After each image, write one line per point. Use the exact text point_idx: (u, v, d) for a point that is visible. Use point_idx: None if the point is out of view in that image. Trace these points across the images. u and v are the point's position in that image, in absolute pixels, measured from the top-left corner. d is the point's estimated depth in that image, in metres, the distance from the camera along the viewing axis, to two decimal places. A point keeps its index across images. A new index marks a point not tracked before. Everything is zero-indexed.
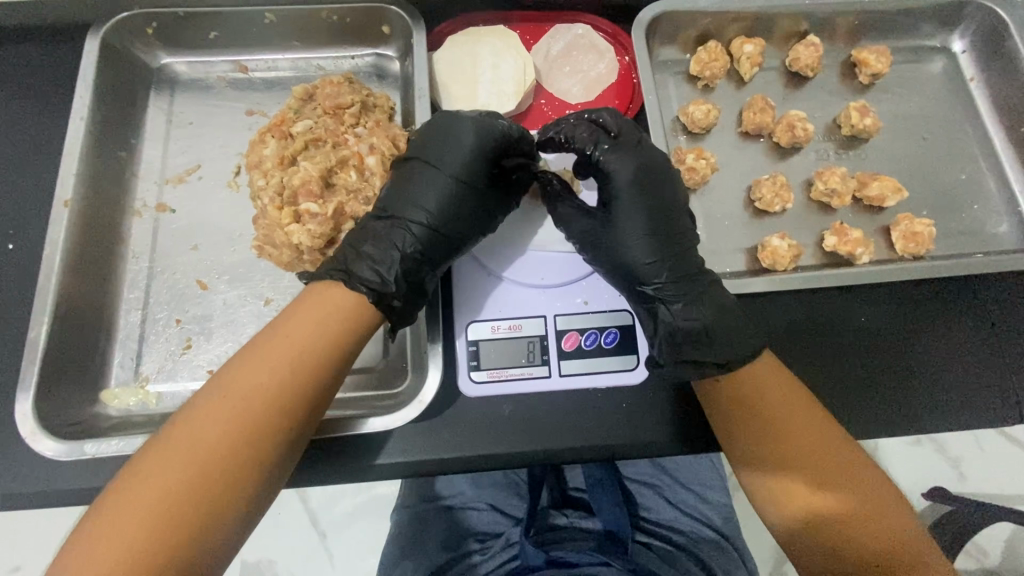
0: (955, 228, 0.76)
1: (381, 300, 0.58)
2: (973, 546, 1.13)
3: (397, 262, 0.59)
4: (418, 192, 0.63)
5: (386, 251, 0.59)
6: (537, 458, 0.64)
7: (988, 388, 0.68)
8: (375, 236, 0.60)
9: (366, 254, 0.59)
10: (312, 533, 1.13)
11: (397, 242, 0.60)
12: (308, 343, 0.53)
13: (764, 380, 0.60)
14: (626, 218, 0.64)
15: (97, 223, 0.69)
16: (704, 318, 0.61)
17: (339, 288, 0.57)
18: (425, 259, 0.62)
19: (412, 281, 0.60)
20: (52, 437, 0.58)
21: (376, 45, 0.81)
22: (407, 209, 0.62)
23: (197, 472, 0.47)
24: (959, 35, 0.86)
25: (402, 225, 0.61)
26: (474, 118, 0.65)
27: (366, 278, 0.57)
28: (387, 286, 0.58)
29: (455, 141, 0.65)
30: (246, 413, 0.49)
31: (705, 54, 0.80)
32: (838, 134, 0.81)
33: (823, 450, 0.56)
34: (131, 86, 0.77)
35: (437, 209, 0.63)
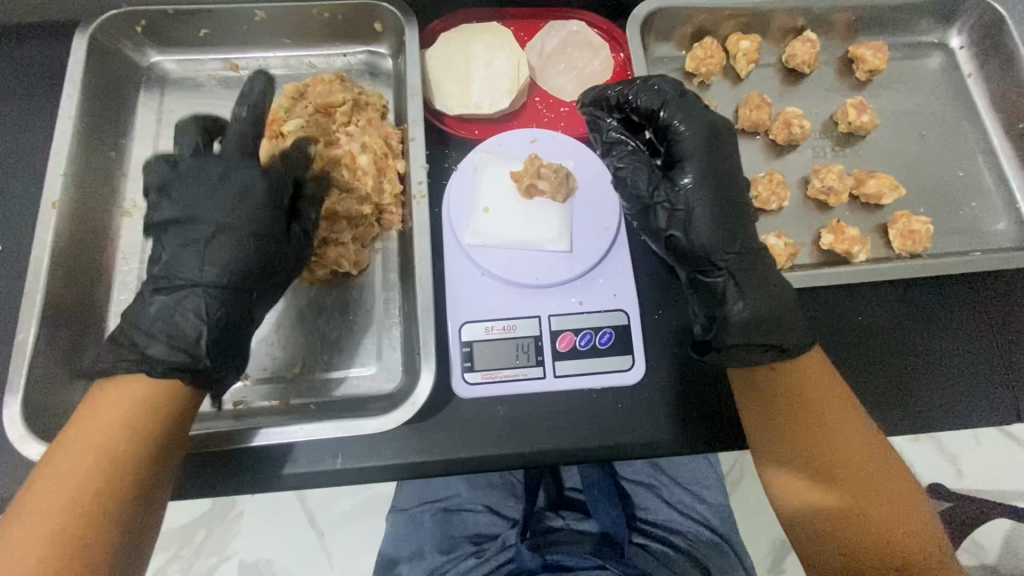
0: (953, 225, 0.76)
1: (195, 375, 0.55)
2: (972, 542, 1.13)
3: (203, 333, 0.55)
4: (195, 256, 0.58)
5: (185, 323, 0.55)
6: (533, 458, 0.63)
7: (989, 386, 0.68)
8: (161, 313, 0.55)
9: (162, 332, 0.54)
10: (309, 532, 1.12)
11: (197, 312, 0.55)
12: (140, 405, 0.52)
13: (806, 375, 0.60)
14: (700, 176, 0.62)
15: (85, 224, 0.68)
16: (749, 303, 0.60)
17: (135, 378, 0.53)
18: (235, 319, 0.58)
19: (226, 343, 0.57)
20: (40, 440, 0.57)
21: (369, 42, 0.80)
22: (192, 273, 0.57)
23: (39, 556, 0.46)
24: (957, 30, 0.85)
25: (191, 291, 0.56)
26: (247, 162, 0.62)
27: (170, 359, 0.53)
28: (192, 357, 0.54)
29: (238, 189, 0.60)
30: (77, 485, 0.49)
31: (701, 50, 0.79)
32: (836, 131, 0.80)
33: (848, 443, 0.57)
34: (120, 84, 0.76)
35: (235, 266, 0.58)
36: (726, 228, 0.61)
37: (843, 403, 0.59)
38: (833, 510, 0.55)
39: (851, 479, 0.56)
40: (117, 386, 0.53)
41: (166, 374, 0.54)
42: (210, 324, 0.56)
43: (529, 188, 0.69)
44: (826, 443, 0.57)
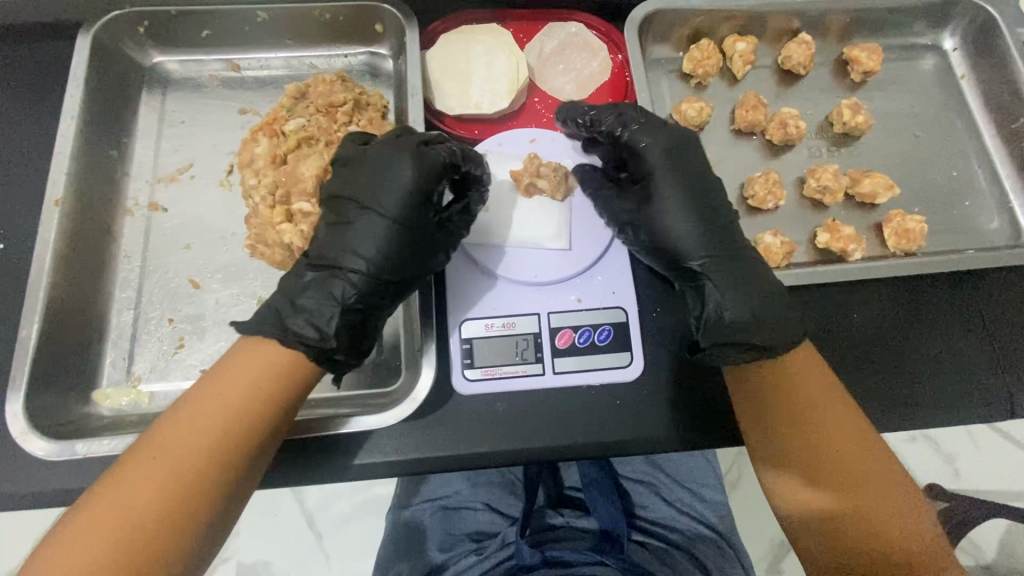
0: (947, 223, 0.77)
1: (321, 355, 0.55)
2: (968, 542, 1.14)
3: (338, 315, 0.55)
4: (355, 238, 0.58)
5: (324, 303, 0.55)
6: (532, 454, 0.64)
7: (982, 380, 0.69)
8: (311, 287, 0.57)
9: (302, 306, 0.55)
10: (309, 533, 1.12)
11: (337, 295, 0.56)
12: (269, 382, 0.53)
13: (798, 372, 0.60)
14: (665, 191, 0.64)
15: (86, 223, 0.69)
16: (731, 302, 0.60)
17: (272, 347, 0.54)
18: (370, 310, 0.58)
19: (357, 333, 0.57)
20: (43, 436, 0.58)
21: (369, 43, 0.81)
22: (343, 255, 0.57)
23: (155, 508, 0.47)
24: (950, 32, 0.86)
25: (340, 274, 0.57)
26: (411, 153, 0.59)
27: (302, 334, 0.54)
28: (330, 342, 0.55)
29: (394, 180, 0.59)
30: (203, 444, 0.50)
31: (698, 52, 0.80)
32: (831, 131, 0.81)
33: (854, 453, 0.57)
34: (123, 86, 0.76)
35: (377, 255, 0.57)
36: (711, 236, 0.62)
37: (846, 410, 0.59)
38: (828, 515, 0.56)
39: (852, 488, 0.56)
40: (257, 355, 0.54)
41: (298, 346, 0.54)
42: (344, 316, 0.56)
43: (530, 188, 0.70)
44: (829, 450, 0.57)
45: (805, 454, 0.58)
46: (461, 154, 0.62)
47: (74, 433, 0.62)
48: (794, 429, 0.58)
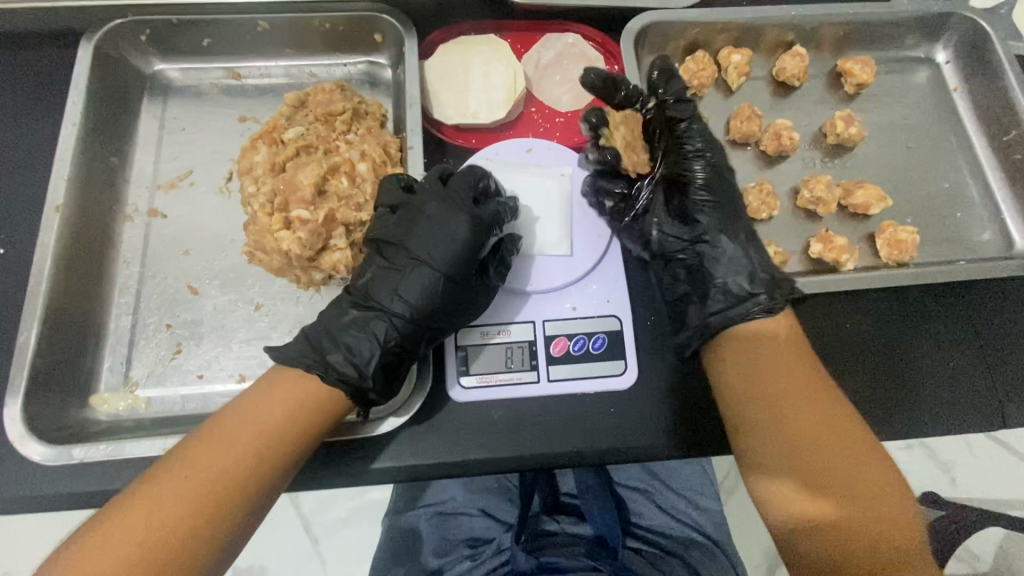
0: (939, 234, 0.78)
1: (359, 393, 0.58)
2: (964, 550, 1.14)
3: (377, 355, 0.58)
4: (401, 283, 0.61)
5: (365, 343, 0.59)
6: (527, 461, 0.64)
7: (974, 390, 0.70)
8: (354, 326, 0.59)
9: (344, 343, 0.58)
10: (304, 538, 1.12)
11: (378, 336, 0.59)
12: (297, 412, 0.56)
13: (760, 363, 0.61)
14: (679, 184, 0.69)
15: (87, 229, 0.69)
16: (739, 237, 0.66)
17: (321, 385, 0.57)
18: (405, 354, 0.61)
19: (391, 373, 0.60)
20: (40, 440, 0.58)
21: (369, 52, 0.82)
22: (388, 299, 0.60)
23: (178, 522, 0.49)
24: (942, 45, 0.87)
25: (384, 316, 0.60)
26: (467, 208, 0.63)
27: (343, 371, 0.57)
28: (368, 381, 0.58)
29: (447, 233, 0.62)
30: (230, 466, 0.52)
31: (693, 64, 0.81)
32: (825, 142, 0.82)
33: (828, 423, 0.58)
34: (125, 94, 0.77)
35: (420, 305, 0.60)
36: (713, 192, 0.68)
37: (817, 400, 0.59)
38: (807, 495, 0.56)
39: (829, 464, 0.56)
40: (288, 388, 0.56)
41: (337, 382, 0.57)
42: (384, 357, 0.59)
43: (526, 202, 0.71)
44: (803, 425, 0.58)
45: (781, 429, 0.58)
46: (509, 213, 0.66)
47: (71, 437, 0.62)
48: (766, 419, 0.59)
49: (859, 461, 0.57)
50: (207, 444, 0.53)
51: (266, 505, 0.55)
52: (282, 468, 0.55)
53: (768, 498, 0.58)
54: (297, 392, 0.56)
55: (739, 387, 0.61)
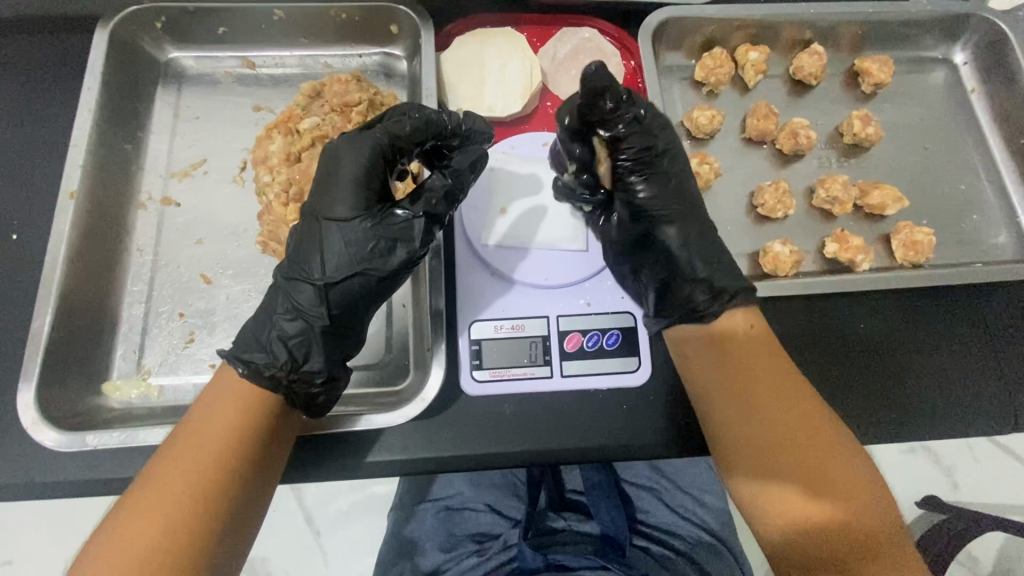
0: (954, 237, 0.77)
1: (259, 376, 0.55)
2: (965, 555, 1.14)
3: (274, 329, 0.57)
4: (303, 252, 0.59)
5: (268, 320, 0.58)
6: (538, 457, 0.64)
7: (986, 393, 0.69)
8: (264, 307, 0.59)
9: (253, 325, 0.58)
10: (307, 531, 1.12)
11: (280, 310, 0.58)
12: (250, 404, 0.54)
13: (752, 362, 0.59)
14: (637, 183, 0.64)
15: (101, 216, 0.69)
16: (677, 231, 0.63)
17: (235, 369, 0.56)
18: (312, 320, 0.57)
19: (299, 349, 0.57)
20: (54, 427, 0.58)
21: (384, 44, 0.81)
22: (293, 272, 0.58)
23: (158, 540, 0.46)
24: (960, 47, 0.87)
25: (286, 291, 0.58)
26: (352, 144, 0.59)
27: (245, 352, 0.56)
28: (267, 357, 0.56)
29: (336, 180, 0.59)
30: (197, 469, 0.50)
31: (711, 60, 0.81)
32: (840, 142, 0.81)
33: (793, 413, 0.57)
34: (139, 81, 0.77)
35: (319, 263, 0.58)
36: (666, 201, 0.64)
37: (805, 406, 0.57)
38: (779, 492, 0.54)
39: (810, 471, 0.54)
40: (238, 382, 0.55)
41: (237, 363, 0.55)
42: (283, 326, 0.57)
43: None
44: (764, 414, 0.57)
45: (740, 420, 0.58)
46: (406, 138, 0.60)
47: (83, 424, 0.62)
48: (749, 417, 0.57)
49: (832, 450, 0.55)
50: (157, 471, 0.50)
51: (254, 504, 0.53)
52: (250, 471, 0.52)
53: (745, 496, 0.57)
54: (237, 398, 0.54)
55: (724, 383, 0.59)
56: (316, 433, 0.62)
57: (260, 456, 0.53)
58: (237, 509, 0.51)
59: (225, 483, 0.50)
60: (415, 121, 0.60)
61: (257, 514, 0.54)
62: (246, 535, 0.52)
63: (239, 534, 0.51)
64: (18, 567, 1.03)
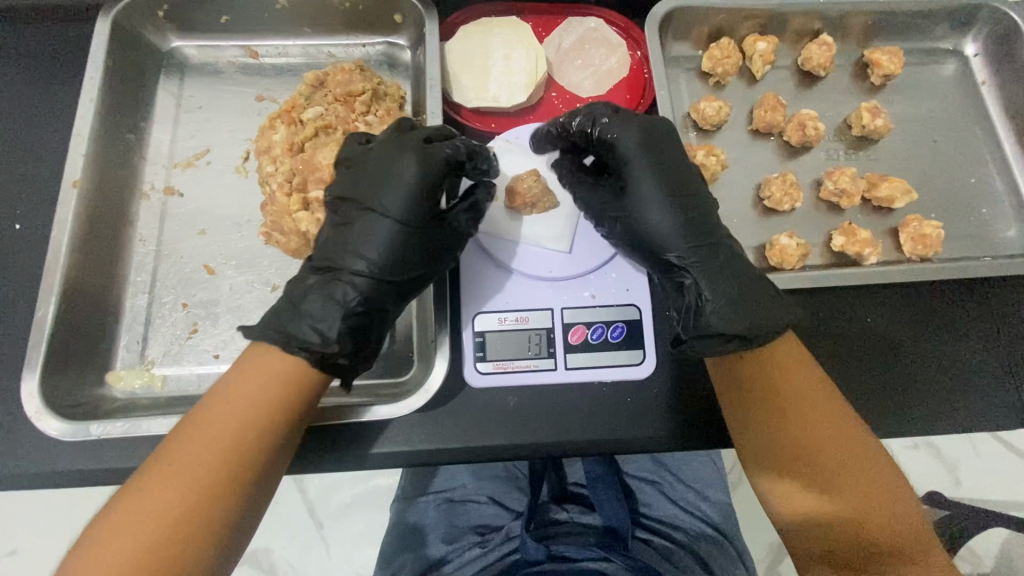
0: (963, 230, 0.77)
1: (324, 361, 0.55)
2: (966, 550, 1.14)
3: (340, 320, 0.55)
4: (361, 241, 0.58)
5: (327, 308, 0.55)
6: (541, 449, 0.64)
7: (993, 387, 0.69)
8: (317, 291, 0.56)
9: (305, 311, 0.55)
10: (310, 522, 1.13)
11: (341, 298, 0.56)
12: (289, 376, 0.54)
13: (789, 370, 0.58)
14: (642, 186, 0.62)
15: (104, 206, 0.69)
16: (682, 249, 0.60)
17: (292, 358, 0.54)
18: (373, 313, 0.57)
19: (361, 337, 0.57)
20: (57, 417, 0.58)
21: (388, 33, 0.81)
22: (349, 259, 0.57)
23: (183, 504, 0.47)
24: (971, 38, 0.85)
25: (345, 278, 0.57)
26: (418, 147, 0.59)
27: (306, 340, 0.54)
28: (334, 347, 0.54)
29: (398, 177, 0.58)
30: (226, 438, 0.50)
31: (718, 50, 0.80)
32: (849, 134, 0.81)
33: (825, 412, 0.57)
34: (142, 70, 0.76)
35: (381, 255, 0.57)
36: (684, 217, 0.61)
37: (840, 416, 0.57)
38: (806, 489, 0.55)
39: (839, 475, 0.54)
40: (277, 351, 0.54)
41: (301, 353, 0.54)
42: (349, 314, 0.56)
43: (526, 190, 0.69)
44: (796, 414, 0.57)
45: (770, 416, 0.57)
46: (466, 153, 0.61)
47: (86, 414, 0.62)
48: (782, 420, 0.57)
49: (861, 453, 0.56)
50: (187, 433, 0.50)
51: (273, 477, 0.54)
52: (276, 446, 0.53)
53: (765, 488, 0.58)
54: (272, 371, 0.53)
55: (758, 389, 0.58)
56: (323, 425, 0.63)
57: (287, 434, 0.54)
58: (259, 482, 0.52)
59: (245, 477, 0.50)
60: (470, 145, 0.61)
61: (273, 485, 0.54)
62: (262, 504, 0.53)
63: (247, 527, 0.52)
64: (24, 555, 1.04)
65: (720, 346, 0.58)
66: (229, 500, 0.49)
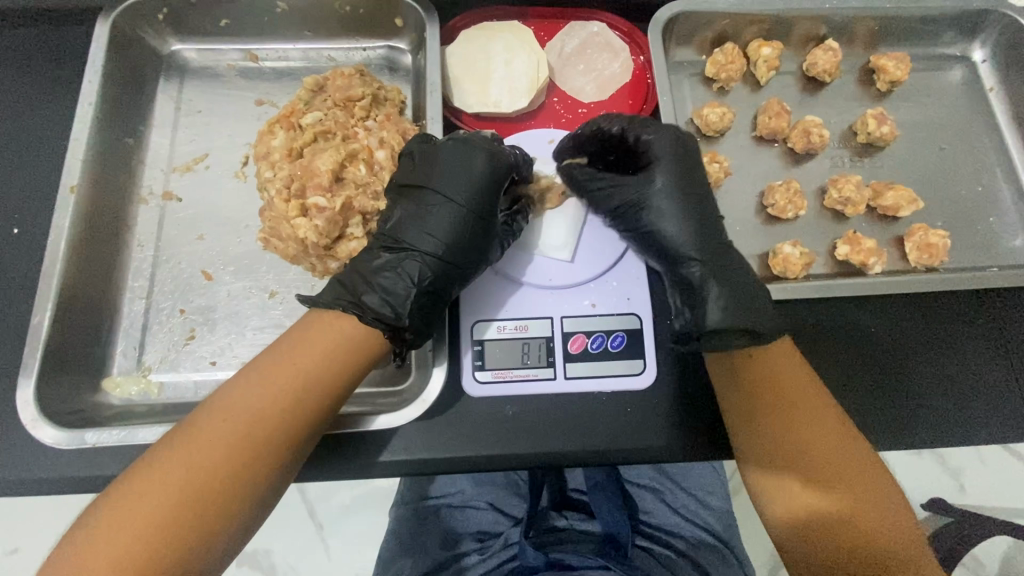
0: (969, 239, 0.75)
1: (395, 333, 0.58)
2: (970, 560, 1.13)
3: (412, 296, 0.57)
4: (430, 221, 0.60)
5: (400, 284, 0.58)
6: (540, 459, 0.63)
7: (997, 400, 0.67)
8: (388, 268, 0.59)
9: (378, 285, 0.58)
10: (308, 526, 1.13)
11: (412, 276, 0.58)
12: (334, 353, 0.55)
13: (785, 370, 0.60)
14: (667, 188, 0.63)
15: (102, 210, 0.68)
16: (700, 247, 0.62)
17: (358, 326, 0.57)
18: (440, 293, 0.60)
19: (428, 314, 0.59)
20: (53, 424, 0.58)
21: (389, 37, 0.80)
22: (418, 238, 0.59)
23: (212, 470, 0.49)
24: (980, 44, 0.84)
25: (414, 256, 0.59)
26: (486, 143, 0.62)
27: (379, 311, 0.56)
28: (402, 321, 0.57)
29: (467, 168, 0.61)
30: (263, 411, 0.51)
31: (722, 56, 0.79)
32: (854, 141, 0.80)
33: (822, 416, 0.57)
34: (141, 73, 0.76)
35: (449, 239, 0.60)
36: (704, 219, 0.63)
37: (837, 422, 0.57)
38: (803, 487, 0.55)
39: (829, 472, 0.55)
40: (327, 328, 0.56)
41: (376, 323, 0.56)
42: (419, 289, 0.58)
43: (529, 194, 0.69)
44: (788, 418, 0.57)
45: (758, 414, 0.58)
46: (521, 157, 0.66)
47: (83, 420, 0.62)
48: (784, 423, 0.57)
49: (855, 461, 0.55)
50: (226, 403, 0.51)
51: (293, 464, 0.53)
52: (306, 427, 0.53)
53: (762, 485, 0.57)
54: (315, 347, 0.55)
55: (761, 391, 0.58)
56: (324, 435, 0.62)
57: (317, 416, 0.54)
58: (284, 462, 0.52)
59: (274, 456, 0.51)
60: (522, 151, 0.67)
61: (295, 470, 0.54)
62: (284, 484, 0.53)
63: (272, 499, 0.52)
64: (23, 557, 1.04)
65: (720, 345, 0.59)
66: (263, 467, 0.50)
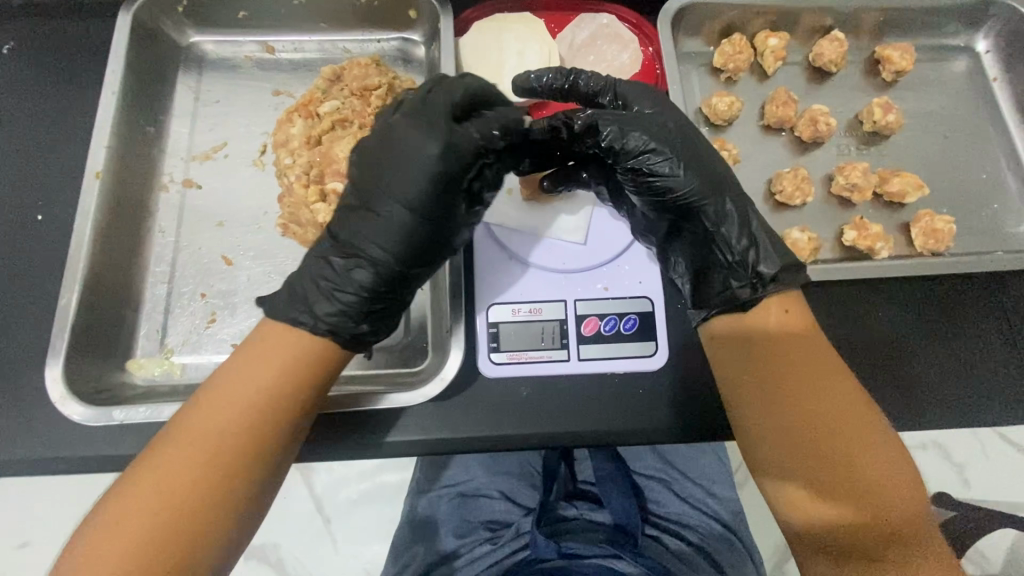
0: (974, 226, 0.77)
1: (351, 340, 0.54)
2: (975, 552, 1.14)
3: (363, 304, 0.53)
4: (378, 224, 0.53)
5: (348, 293, 0.53)
6: (554, 439, 0.64)
7: (1001, 380, 0.69)
8: (333, 275, 0.53)
9: (325, 292, 0.53)
10: (317, 518, 1.14)
11: (362, 286, 0.53)
12: (293, 366, 0.52)
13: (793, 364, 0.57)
14: (656, 163, 0.60)
15: (125, 196, 0.70)
16: (707, 205, 0.61)
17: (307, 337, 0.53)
18: (396, 295, 0.55)
19: (382, 316, 0.56)
20: (80, 401, 0.59)
21: (403, 29, 0.82)
22: (365, 244, 0.53)
23: (188, 491, 0.47)
24: (983, 35, 0.86)
25: (363, 263, 0.53)
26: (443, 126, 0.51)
27: (331, 324, 0.53)
28: (354, 329, 0.54)
29: (417, 161, 0.51)
30: (230, 427, 0.49)
31: (730, 46, 0.80)
32: (860, 130, 0.81)
33: (825, 392, 0.56)
34: (161, 64, 0.78)
35: (399, 243, 0.53)
36: (700, 172, 0.61)
37: (854, 423, 0.55)
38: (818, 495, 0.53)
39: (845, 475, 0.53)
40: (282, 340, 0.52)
41: (328, 335, 0.53)
42: (370, 298, 0.54)
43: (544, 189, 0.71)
44: (783, 394, 0.56)
45: (756, 398, 0.57)
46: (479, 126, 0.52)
47: (109, 400, 0.63)
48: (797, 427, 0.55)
49: (876, 462, 0.53)
50: (191, 424, 0.49)
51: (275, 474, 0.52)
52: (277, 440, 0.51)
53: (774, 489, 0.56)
54: (274, 361, 0.51)
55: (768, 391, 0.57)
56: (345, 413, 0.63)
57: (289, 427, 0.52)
58: (261, 475, 0.50)
59: (249, 471, 0.49)
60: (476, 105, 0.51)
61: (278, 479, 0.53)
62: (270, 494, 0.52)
63: (264, 505, 0.52)
64: (36, 548, 1.05)
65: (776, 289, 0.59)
66: (241, 483, 0.49)
